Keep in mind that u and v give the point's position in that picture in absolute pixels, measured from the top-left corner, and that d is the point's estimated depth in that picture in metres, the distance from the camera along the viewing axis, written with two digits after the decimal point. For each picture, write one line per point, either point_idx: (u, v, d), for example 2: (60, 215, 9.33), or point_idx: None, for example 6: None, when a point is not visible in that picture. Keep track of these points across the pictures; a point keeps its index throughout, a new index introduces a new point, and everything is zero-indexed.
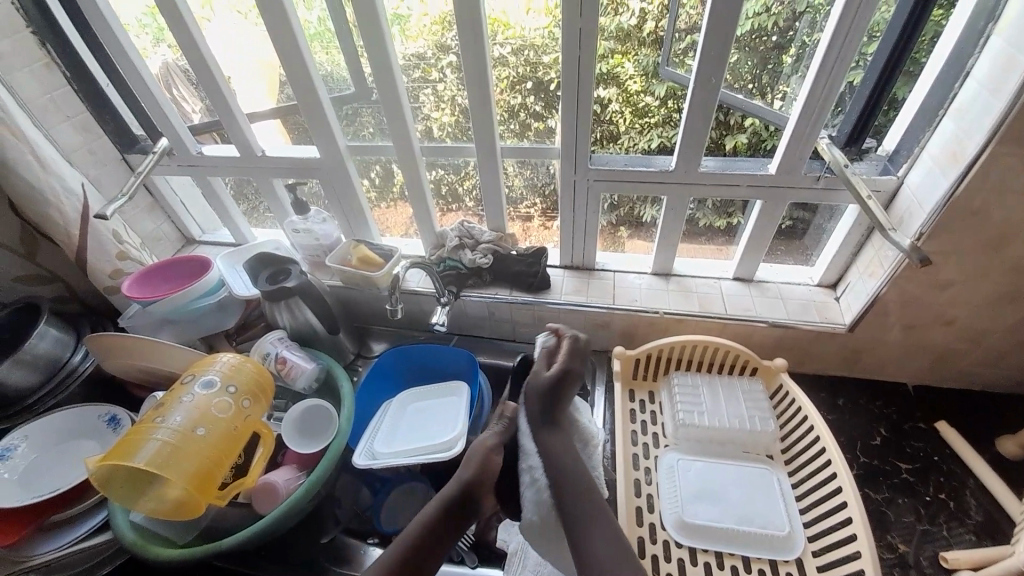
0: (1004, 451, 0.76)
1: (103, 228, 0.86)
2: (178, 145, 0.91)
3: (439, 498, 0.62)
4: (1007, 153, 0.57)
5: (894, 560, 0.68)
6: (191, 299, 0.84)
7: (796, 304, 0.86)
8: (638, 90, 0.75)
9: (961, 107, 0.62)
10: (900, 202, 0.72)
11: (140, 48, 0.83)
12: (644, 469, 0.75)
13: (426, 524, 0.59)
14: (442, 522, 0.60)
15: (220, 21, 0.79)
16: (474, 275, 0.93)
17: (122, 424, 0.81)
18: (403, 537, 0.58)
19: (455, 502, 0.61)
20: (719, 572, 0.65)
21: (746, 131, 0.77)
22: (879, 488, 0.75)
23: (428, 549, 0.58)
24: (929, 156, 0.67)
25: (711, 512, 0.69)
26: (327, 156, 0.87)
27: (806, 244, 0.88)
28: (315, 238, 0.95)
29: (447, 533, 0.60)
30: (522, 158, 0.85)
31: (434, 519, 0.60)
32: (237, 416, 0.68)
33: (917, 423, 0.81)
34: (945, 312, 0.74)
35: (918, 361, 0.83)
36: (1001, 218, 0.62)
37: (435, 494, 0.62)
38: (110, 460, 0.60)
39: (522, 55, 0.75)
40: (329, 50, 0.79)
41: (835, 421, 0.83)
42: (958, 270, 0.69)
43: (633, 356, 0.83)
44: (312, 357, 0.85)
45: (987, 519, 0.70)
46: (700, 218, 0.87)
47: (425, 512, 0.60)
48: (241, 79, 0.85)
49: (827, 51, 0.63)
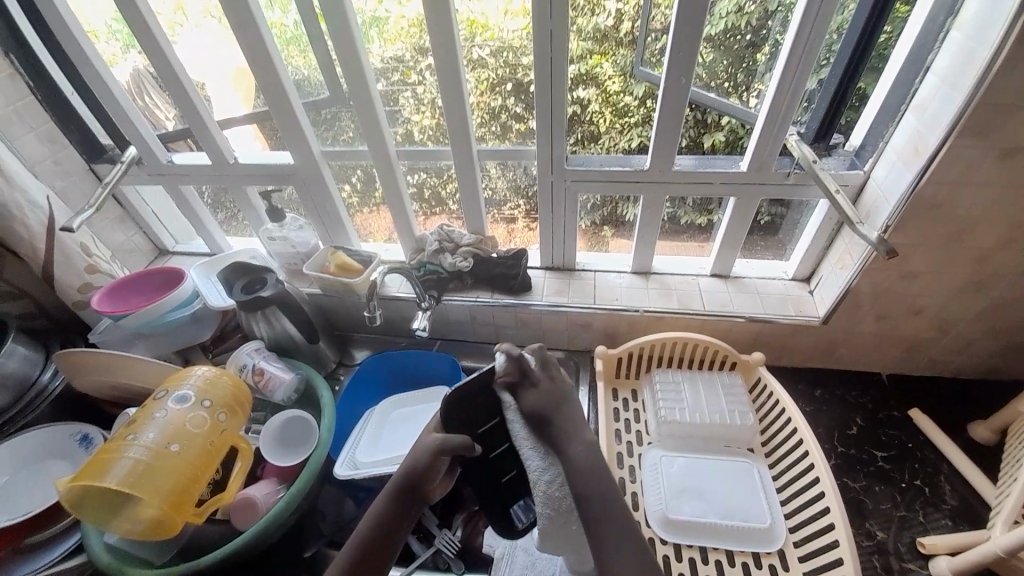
0: (977, 437, 0.78)
1: (70, 241, 0.84)
2: (147, 153, 0.89)
3: (384, 491, 0.58)
4: (966, 145, 0.58)
5: (873, 547, 0.69)
6: (164, 312, 0.82)
7: (772, 299, 0.87)
8: (617, 91, 0.76)
9: (922, 104, 0.64)
10: (867, 195, 0.74)
11: (108, 55, 0.81)
12: (628, 468, 0.75)
13: (375, 522, 0.56)
14: (394, 513, 0.57)
15: (192, 27, 0.77)
16: (454, 278, 0.93)
17: (94, 443, 0.79)
18: (354, 538, 0.55)
19: (404, 493, 0.57)
20: (703, 566, 0.65)
21: (723, 129, 0.77)
22: (857, 476, 0.76)
23: (383, 542, 0.55)
24: (893, 151, 0.68)
25: (695, 508, 0.70)
26: (302, 162, 0.85)
27: (782, 239, 0.89)
28: (291, 245, 0.94)
29: (404, 522, 0.57)
30: (501, 160, 0.85)
31: (385, 515, 0.56)
32: (213, 430, 0.67)
33: (892, 411, 0.83)
34: (915, 303, 0.76)
35: (891, 351, 0.85)
36: (964, 210, 0.64)
37: (383, 486, 0.59)
38: (81, 480, 0.58)
39: (501, 57, 0.74)
40: (305, 54, 0.78)
41: (814, 412, 0.85)
42: (925, 261, 0.70)
43: (615, 355, 0.83)
44: (292, 367, 0.83)
45: (962, 504, 0.72)
46: (681, 216, 0.88)
47: (374, 506, 0.57)
48: (213, 84, 0.83)
49: (795, 50, 0.64)
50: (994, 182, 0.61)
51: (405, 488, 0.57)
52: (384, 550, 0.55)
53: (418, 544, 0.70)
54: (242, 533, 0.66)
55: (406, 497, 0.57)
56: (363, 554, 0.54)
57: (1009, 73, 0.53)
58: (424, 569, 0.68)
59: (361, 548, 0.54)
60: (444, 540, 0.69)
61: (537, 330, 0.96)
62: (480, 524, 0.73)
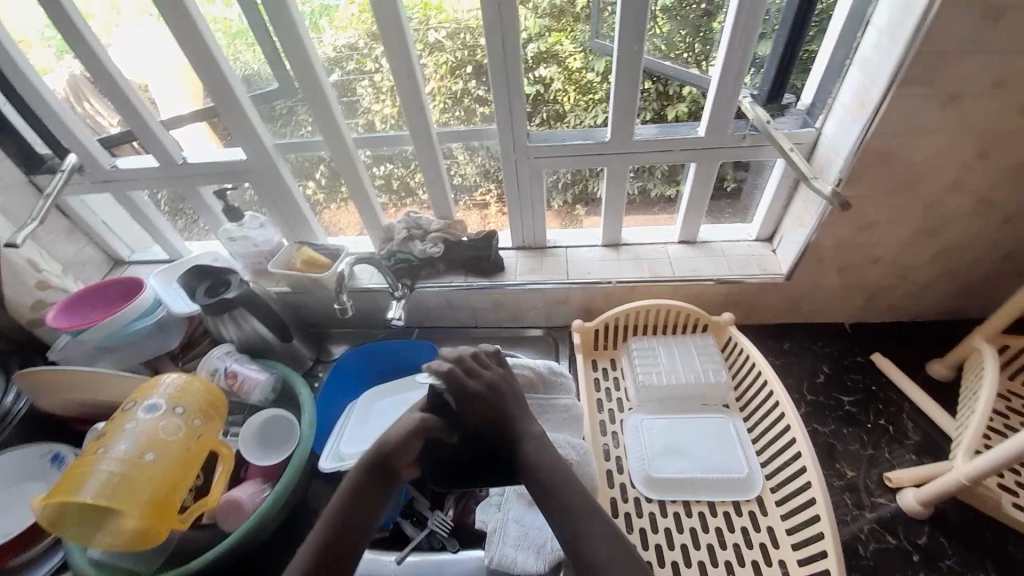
0: (935, 374, 0.83)
1: (17, 258, 0.80)
2: (90, 160, 0.84)
3: (356, 468, 0.59)
4: (908, 93, 0.60)
5: (844, 485, 0.73)
6: (123, 324, 0.79)
7: (739, 260, 0.89)
8: (579, 68, 0.75)
9: (865, 56, 0.65)
10: (820, 151, 0.75)
11: (39, 65, 0.77)
12: (611, 434, 0.77)
13: (349, 496, 0.57)
14: (368, 488, 0.57)
15: (129, 24, 0.73)
16: (427, 265, 0.92)
17: (66, 462, 0.76)
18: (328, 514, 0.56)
19: (375, 468, 0.58)
20: (689, 520, 0.68)
21: (685, 100, 0.78)
22: (827, 421, 0.80)
23: (357, 517, 0.56)
24: (841, 106, 0.70)
25: (676, 465, 0.72)
26: (256, 157, 0.82)
27: (745, 203, 0.91)
28: (254, 244, 0.92)
29: (377, 496, 0.57)
30: (465, 143, 0.84)
31: (357, 489, 0.57)
32: (189, 437, 0.65)
33: (856, 357, 0.87)
34: (872, 252, 0.79)
35: (853, 300, 0.88)
36: (913, 156, 0.66)
37: (355, 464, 0.59)
38: (55, 497, 0.57)
39: (458, 39, 0.73)
40: (252, 48, 0.75)
41: (784, 365, 0.88)
42: (879, 210, 0.73)
43: (592, 327, 0.84)
44: (265, 368, 0.82)
45: (924, 438, 0.76)
46: (649, 188, 0.89)
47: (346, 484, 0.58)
48: (157, 85, 0.79)
49: (742, 14, 0.64)
50: (937, 130, 0.63)
51: (376, 462, 0.58)
52: (359, 525, 0.55)
53: (411, 527, 0.71)
54: (231, 534, 0.65)
55: (377, 474, 0.58)
56: (338, 528, 0.55)
57: (946, 19, 0.54)
58: (419, 551, 0.69)
59: (335, 522, 0.55)
60: (437, 520, 0.70)
61: (514, 310, 0.96)
62: (471, 502, 0.73)
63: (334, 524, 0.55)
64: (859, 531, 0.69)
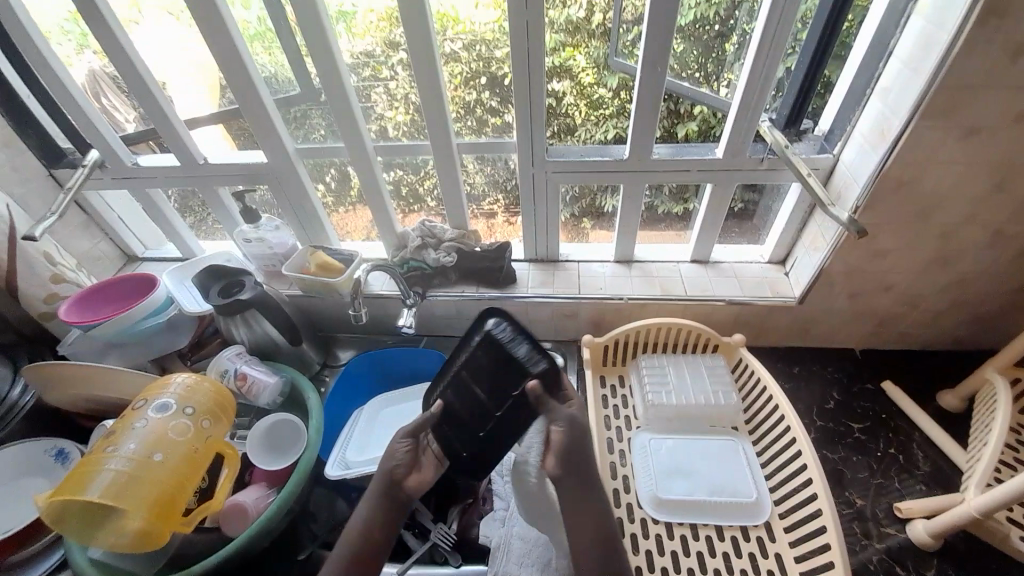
0: (946, 405, 0.82)
1: (34, 250, 0.79)
2: (111, 156, 0.85)
3: (373, 492, 0.60)
4: (929, 124, 0.61)
5: (853, 514, 0.72)
6: (135, 320, 0.79)
7: (750, 282, 0.90)
8: (591, 83, 0.76)
9: (887, 85, 0.66)
10: (837, 177, 0.76)
11: (62, 57, 0.77)
12: (619, 452, 0.77)
13: (366, 521, 0.59)
14: (383, 512, 0.59)
15: (150, 24, 0.74)
16: (439, 274, 0.93)
17: (70, 458, 0.75)
18: (349, 540, 0.58)
19: (389, 491, 0.60)
20: (695, 543, 0.67)
21: (696, 119, 0.79)
22: (836, 448, 0.79)
23: (376, 542, 0.58)
24: (860, 134, 0.71)
25: (683, 486, 0.72)
26: (274, 159, 0.83)
27: (757, 224, 0.92)
28: (268, 246, 0.92)
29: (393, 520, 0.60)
30: (480, 154, 0.84)
31: (374, 512, 0.59)
32: (197, 437, 0.65)
33: (866, 384, 0.87)
34: (885, 280, 0.79)
35: (863, 326, 0.88)
36: (929, 187, 0.67)
37: (371, 487, 0.61)
38: (61, 494, 0.56)
39: (473, 50, 0.74)
40: (270, 50, 0.75)
41: (793, 389, 0.88)
42: (893, 239, 0.74)
43: (601, 342, 0.84)
44: (274, 371, 0.82)
45: (934, 469, 0.76)
46: (658, 205, 0.90)
47: (364, 508, 0.60)
48: (177, 84, 0.79)
49: (763, 38, 0.65)
50: (953, 162, 0.64)
51: (390, 485, 0.60)
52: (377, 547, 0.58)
53: (414, 540, 0.70)
54: (235, 538, 0.65)
55: (394, 497, 0.60)
56: (359, 554, 0.57)
57: (966, 56, 0.55)
58: (421, 564, 0.68)
59: (357, 549, 0.57)
60: (440, 534, 0.69)
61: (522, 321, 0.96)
62: (475, 517, 0.72)
63: (353, 549, 0.57)
64: (868, 561, 0.68)
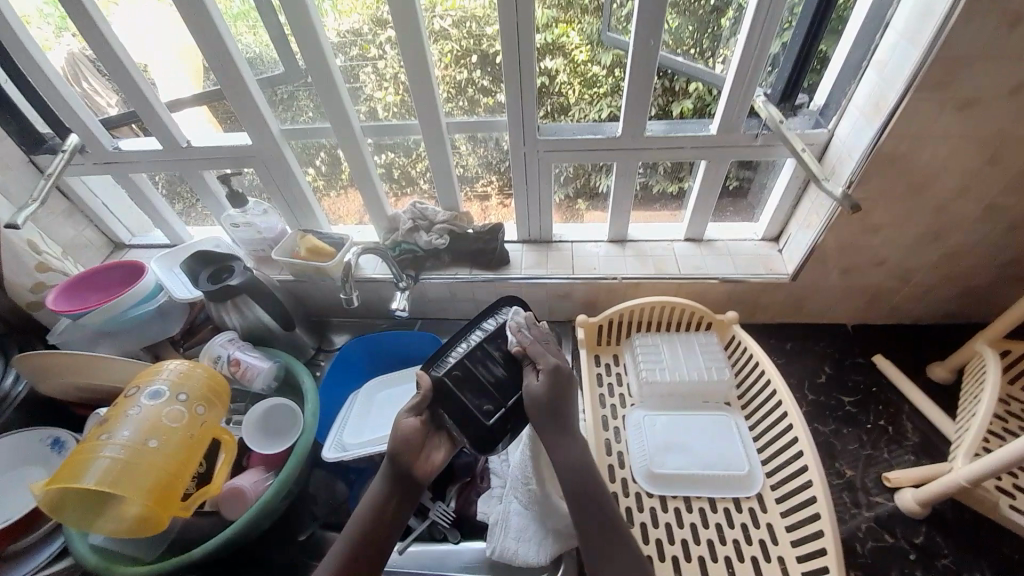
0: (935, 377, 0.84)
1: (18, 240, 0.78)
2: (91, 141, 0.83)
3: (382, 477, 0.61)
4: (925, 97, 0.60)
5: (843, 484, 0.74)
6: (126, 308, 0.78)
7: (744, 259, 0.90)
8: (585, 60, 0.74)
9: (882, 60, 0.65)
10: (832, 152, 0.75)
11: (38, 39, 0.75)
12: (614, 429, 0.78)
13: (374, 505, 0.59)
14: (391, 497, 0.60)
15: (127, 3, 0.71)
16: (431, 257, 0.92)
17: (68, 447, 0.75)
18: (355, 525, 0.58)
19: (397, 475, 0.61)
20: (689, 515, 0.68)
21: (691, 96, 0.77)
22: (827, 421, 0.81)
23: (383, 527, 0.58)
24: (855, 107, 0.70)
25: (677, 460, 0.73)
26: (261, 143, 0.81)
27: (751, 202, 0.91)
28: (257, 231, 0.91)
29: (400, 506, 0.60)
30: (471, 134, 0.83)
31: (382, 497, 0.60)
32: (192, 424, 0.65)
33: (857, 358, 0.88)
34: (879, 255, 0.80)
35: (855, 301, 0.88)
36: (925, 159, 0.66)
37: (379, 472, 0.62)
38: (59, 482, 0.57)
39: (463, 27, 0.71)
40: (254, 30, 0.73)
41: (785, 364, 0.89)
42: (887, 214, 0.73)
43: (596, 322, 0.84)
44: (268, 356, 0.81)
45: (922, 439, 0.78)
46: (653, 185, 0.89)
47: (372, 494, 0.60)
48: (158, 65, 0.77)
49: (762, 7, 0.63)
50: (949, 134, 0.63)
51: (398, 471, 0.61)
52: (383, 533, 0.58)
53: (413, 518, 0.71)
54: (236, 520, 0.65)
55: (403, 482, 0.61)
56: (364, 539, 0.57)
57: (964, 27, 0.54)
58: (420, 542, 0.69)
59: (362, 536, 0.58)
60: (439, 512, 0.71)
61: None
62: (473, 495, 0.73)
63: (359, 534, 0.58)
64: (857, 529, 0.70)
